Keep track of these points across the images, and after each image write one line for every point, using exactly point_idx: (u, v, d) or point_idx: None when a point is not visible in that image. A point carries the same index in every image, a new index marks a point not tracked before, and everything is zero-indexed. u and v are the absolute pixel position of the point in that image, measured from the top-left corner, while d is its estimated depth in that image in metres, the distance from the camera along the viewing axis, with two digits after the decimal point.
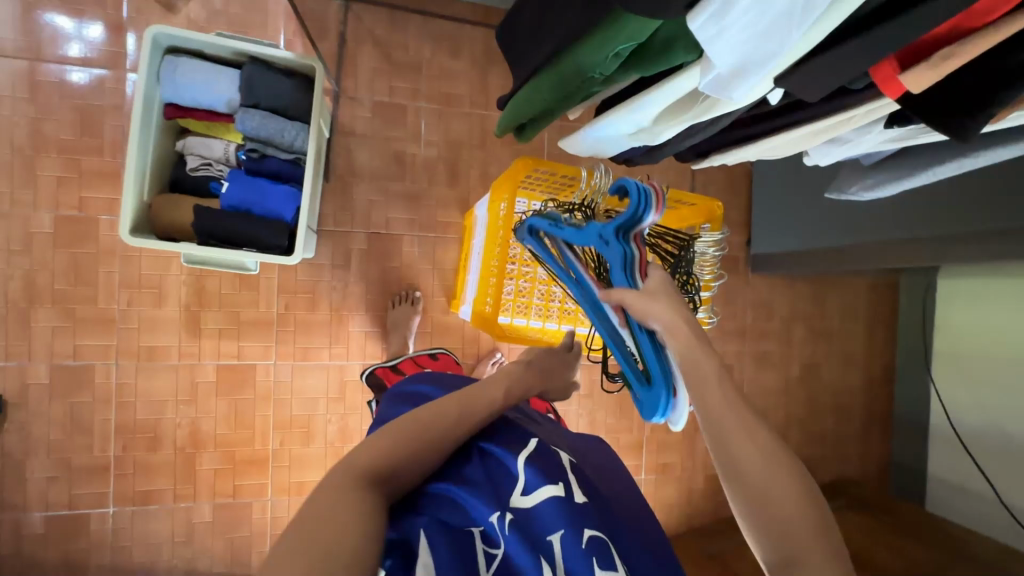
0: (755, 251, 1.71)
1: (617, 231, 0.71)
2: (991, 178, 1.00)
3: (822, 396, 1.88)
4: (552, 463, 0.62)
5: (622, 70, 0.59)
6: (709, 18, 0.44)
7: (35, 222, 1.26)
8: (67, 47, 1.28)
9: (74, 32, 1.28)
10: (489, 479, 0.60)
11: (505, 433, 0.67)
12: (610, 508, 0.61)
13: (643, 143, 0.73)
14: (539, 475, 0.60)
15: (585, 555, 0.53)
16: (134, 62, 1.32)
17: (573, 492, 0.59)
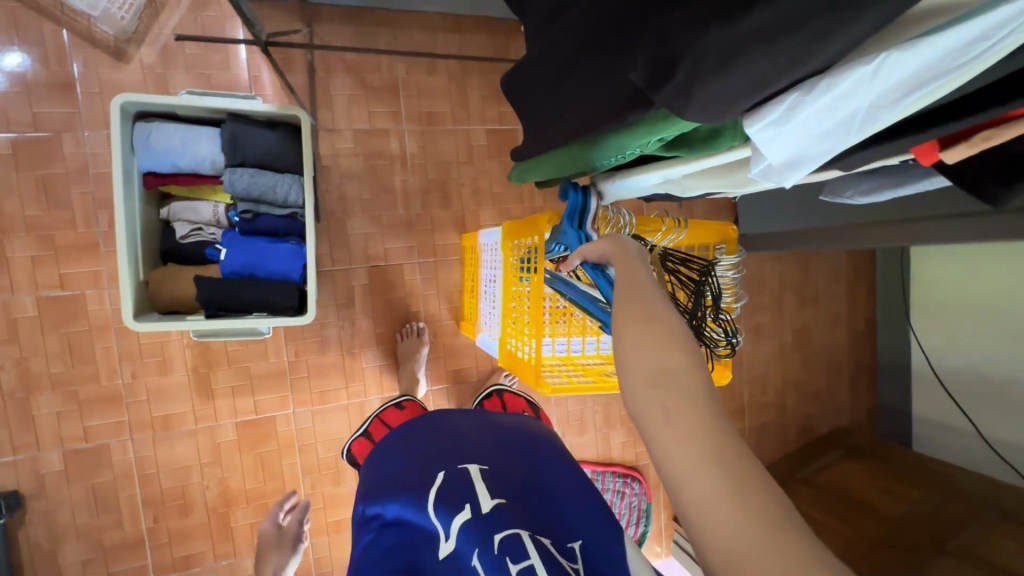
0: (743, 231, 1.77)
1: (569, 221, 0.80)
2: None
3: (813, 357, 1.99)
4: (451, 494, 0.69)
5: (663, 147, 0.59)
6: (769, 124, 0.45)
7: (16, 307, 1.19)
8: None
9: None
10: (400, 536, 0.67)
11: (407, 479, 0.73)
12: (525, 498, 0.70)
13: (672, 189, 0.74)
14: (448, 510, 0.67)
15: (500, 558, 0.63)
16: (91, 120, 1.22)
17: (479, 506, 0.67)
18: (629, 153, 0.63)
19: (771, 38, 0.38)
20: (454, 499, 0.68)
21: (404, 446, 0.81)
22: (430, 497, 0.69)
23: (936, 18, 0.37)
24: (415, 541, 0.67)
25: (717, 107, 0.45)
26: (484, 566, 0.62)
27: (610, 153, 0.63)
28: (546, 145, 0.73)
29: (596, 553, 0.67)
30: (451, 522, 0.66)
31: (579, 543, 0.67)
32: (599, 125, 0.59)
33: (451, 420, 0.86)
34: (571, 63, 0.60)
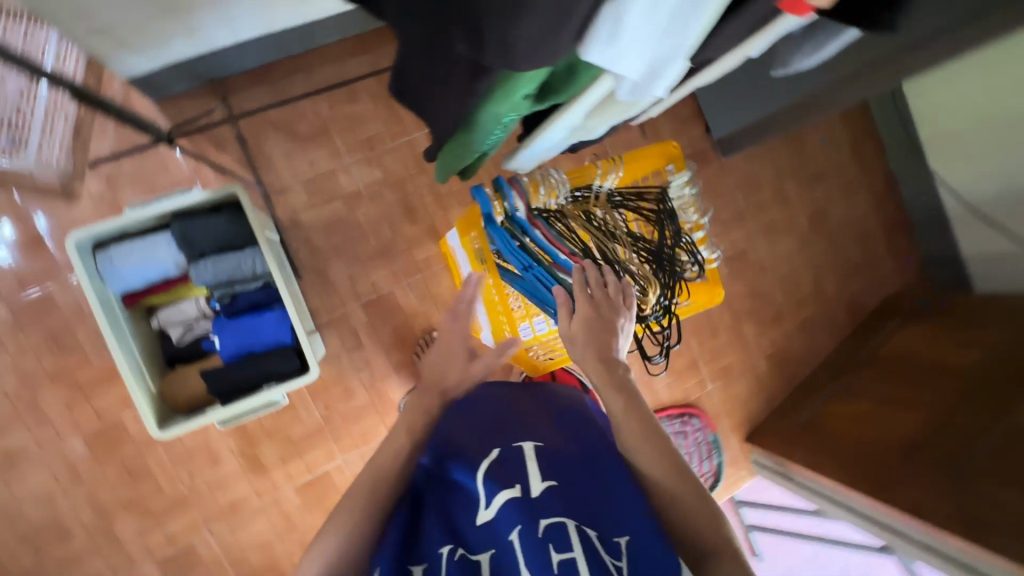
0: (719, 135, 1.68)
1: (490, 221, 0.82)
2: None
3: (839, 234, 1.88)
4: (502, 470, 0.74)
5: (534, 100, 0.56)
6: (605, 44, 0.42)
7: (69, 450, 1.28)
8: None
9: None
10: (449, 498, 0.75)
11: (471, 454, 0.79)
12: (573, 484, 0.71)
13: (581, 135, 0.71)
14: (495, 485, 0.72)
15: (543, 542, 0.64)
16: (68, 263, 1.29)
17: (528, 490, 0.70)
18: (510, 118, 0.60)
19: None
20: (503, 477, 0.73)
21: (472, 409, 0.88)
22: (481, 469, 0.76)
23: None
24: (459, 505, 0.72)
25: (543, 46, 0.42)
26: (521, 542, 0.65)
27: (493, 125, 0.61)
28: (441, 138, 0.70)
29: (644, 550, 0.64)
30: (494, 494, 0.71)
31: (623, 538, 0.65)
32: (465, 102, 0.56)
33: (513, 394, 0.91)
34: (421, 56, 0.58)
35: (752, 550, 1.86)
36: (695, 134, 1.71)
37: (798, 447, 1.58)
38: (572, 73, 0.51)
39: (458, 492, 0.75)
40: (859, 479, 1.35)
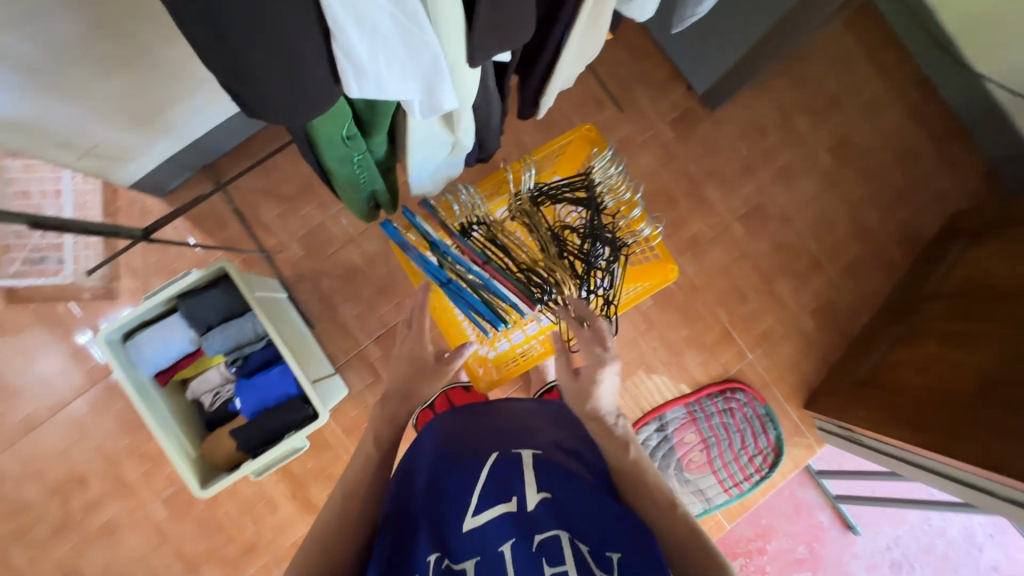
0: (702, 90, 1.55)
1: (410, 248, 0.81)
2: None
3: (873, 160, 1.66)
4: (496, 486, 0.75)
5: (365, 134, 0.57)
6: (359, 81, 0.43)
7: (153, 514, 1.46)
8: (42, 369, 1.47)
9: (42, 355, 1.46)
10: (437, 505, 0.74)
11: (468, 463, 0.81)
12: (566, 501, 0.73)
13: (461, 153, 0.70)
14: (491, 499, 0.73)
15: (538, 556, 0.65)
16: None
17: (523, 505, 0.72)
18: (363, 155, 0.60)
19: (254, 16, 0.34)
20: (498, 493, 0.74)
21: (464, 421, 0.92)
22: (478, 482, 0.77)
23: None
24: (448, 514, 0.72)
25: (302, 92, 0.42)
26: (512, 553, 0.65)
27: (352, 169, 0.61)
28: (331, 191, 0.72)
29: (634, 566, 0.64)
30: (487, 507, 0.72)
31: (616, 553, 0.66)
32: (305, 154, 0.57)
33: (526, 411, 0.95)
34: None
35: (844, 524, 1.68)
36: (678, 95, 1.60)
37: (861, 406, 1.41)
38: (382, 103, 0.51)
39: (447, 499, 0.74)
40: (920, 433, 1.20)
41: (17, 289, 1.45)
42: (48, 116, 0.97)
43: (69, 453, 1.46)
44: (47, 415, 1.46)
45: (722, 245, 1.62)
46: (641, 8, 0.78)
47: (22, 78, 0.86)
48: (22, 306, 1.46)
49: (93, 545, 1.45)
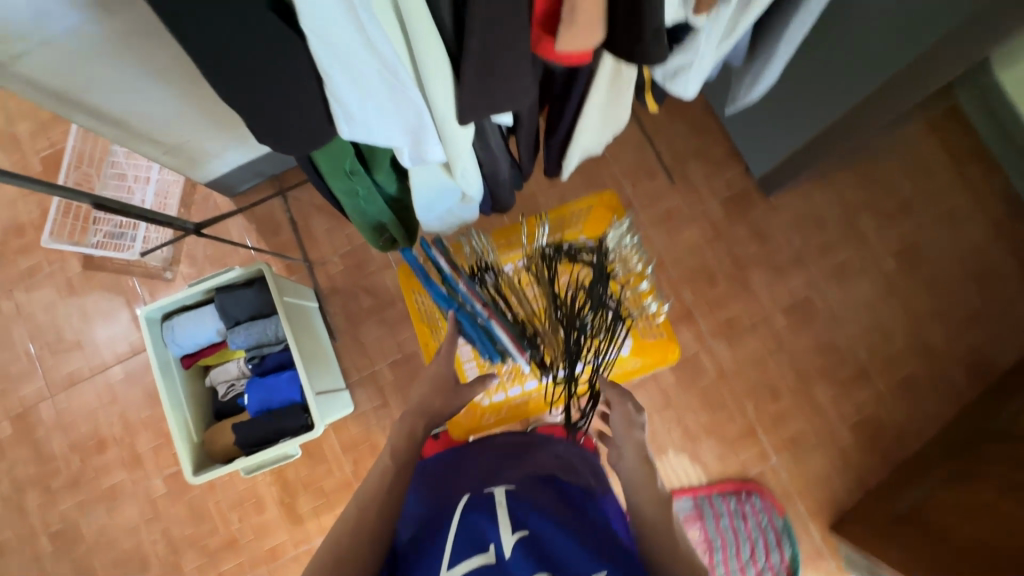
0: (758, 173, 1.51)
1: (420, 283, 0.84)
2: None
3: (945, 273, 1.53)
4: (466, 533, 0.62)
5: (369, 171, 0.62)
6: (348, 123, 0.48)
7: (152, 489, 1.53)
8: (95, 333, 1.61)
9: (98, 320, 1.61)
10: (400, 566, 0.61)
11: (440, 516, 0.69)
12: (547, 535, 0.61)
13: (473, 202, 0.74)
14: (461, 554, 0.59)
15: None
16: None
17: (500, 551, 0.58)
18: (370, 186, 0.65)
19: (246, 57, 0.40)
20: (468, 543, 0.60)
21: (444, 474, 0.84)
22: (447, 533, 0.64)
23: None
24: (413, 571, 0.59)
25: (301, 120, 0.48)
26: None
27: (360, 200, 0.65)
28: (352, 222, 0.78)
29: None
30: (457, 562, 0.58)
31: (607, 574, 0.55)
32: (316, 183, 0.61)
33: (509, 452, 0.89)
34: None
35: None
36: (734, 174, 1.57)
37: (894, 544, 1.24)
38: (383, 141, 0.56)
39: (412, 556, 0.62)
40: None
41: (93, 257, 1.62)
42: (147, 113, 1.10)
43: (97, 414, 1.57)
44: (89, 375, 1.59)
45: (759, 334, 1.53)
46: (689, 84, 0.67)
47: (134, 80, 1.01)
48: (94, 273, 1.62)
49: (95, 506, 1.54)
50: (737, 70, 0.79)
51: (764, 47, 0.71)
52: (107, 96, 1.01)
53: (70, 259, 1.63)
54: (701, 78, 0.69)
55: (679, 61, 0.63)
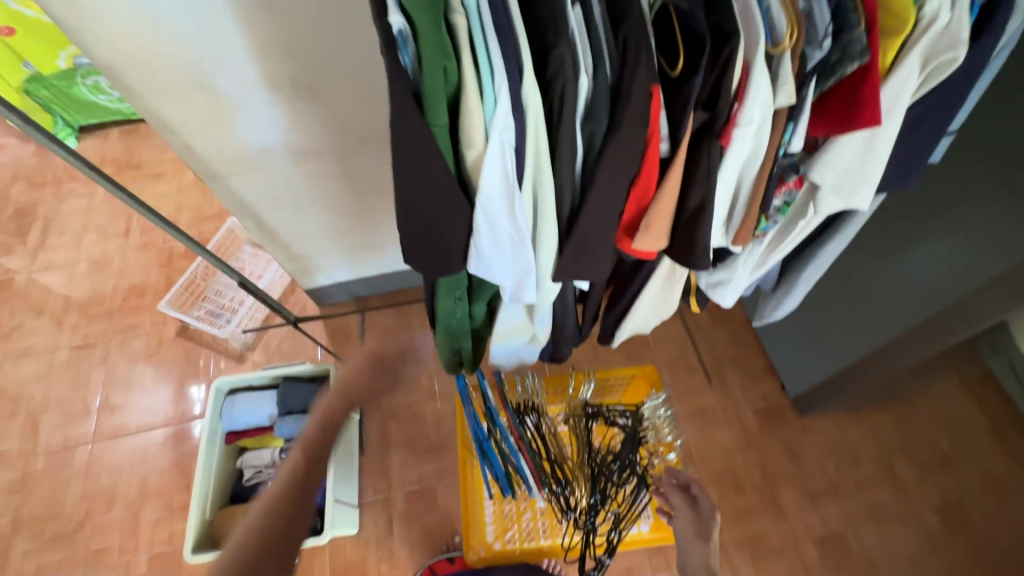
0: (795, 392, 1.60)
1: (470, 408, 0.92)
2: (945, 256, 0.99)
3: (993, 546, 1.44)
4: None
5: (470, 301, 0.78)
6: (476, 261, 0.60)
7: (134, 564, 1.51)
8: (156, 393, 1.76)
9: (165, 381, 1.78)
10: None
11: None
12: None
13: (539, 345, 0.87)
14: None
15: None
16: (200, 408, 1.74)
17: None
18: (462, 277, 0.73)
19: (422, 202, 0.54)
20: None
21: None
22: None
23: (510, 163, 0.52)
24: None
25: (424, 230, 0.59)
26: None
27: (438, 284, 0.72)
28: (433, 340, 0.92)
29: None
30: None
31: None
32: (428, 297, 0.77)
33: None
34: None
35: None
36: (770, 389, 1.66)
37: None
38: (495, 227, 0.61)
39: None
40: None
41: (188, 328, 1.86)
42: (296, 225, 1.42)
43: (124, 470, 1.65)
44: (134, 431, 1.71)
45: (784, 561, 1.44)
46: (726, 295, 0.84)
47: (299, 200, 1.34)
48: (183, 341, 1.84)
49: (75, 566, 1.53)
50: (765, 292, 0.95)
51: (787, 282, 0.88)
52: (272, 209, 1.34)
53: (170, 324, 1.87)
54: (737, 294, 0.85)
55: (719, 275, 0.82)
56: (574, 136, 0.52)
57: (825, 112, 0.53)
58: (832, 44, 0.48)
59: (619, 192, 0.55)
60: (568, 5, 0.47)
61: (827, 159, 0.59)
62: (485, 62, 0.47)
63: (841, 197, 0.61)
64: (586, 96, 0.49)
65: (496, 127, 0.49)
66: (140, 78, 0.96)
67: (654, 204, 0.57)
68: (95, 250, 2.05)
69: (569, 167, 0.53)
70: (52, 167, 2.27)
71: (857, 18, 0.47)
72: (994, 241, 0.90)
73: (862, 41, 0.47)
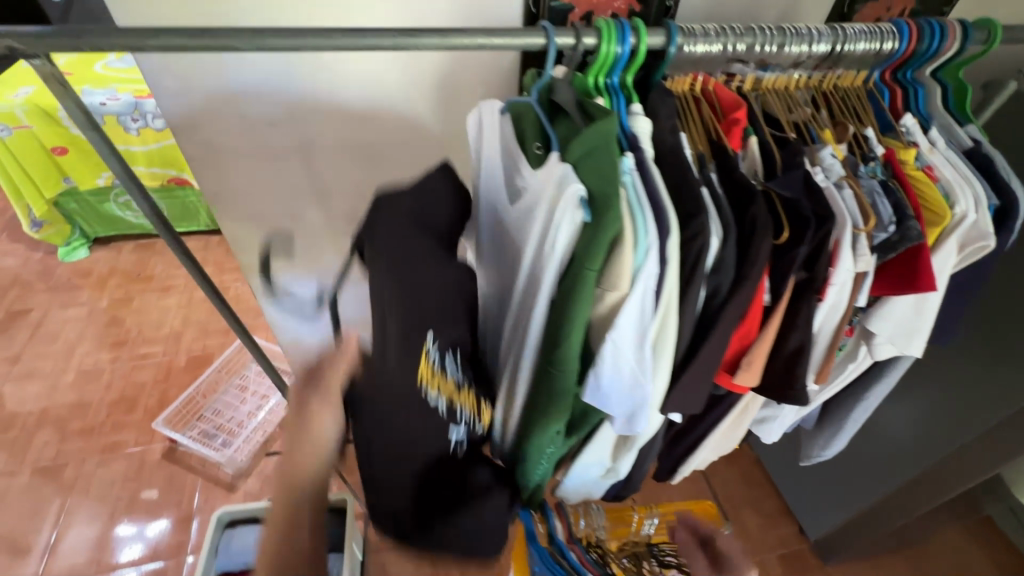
0: (816, 536, 1.58)
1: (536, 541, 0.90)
2: (950, 401, 1.11)
3: None
4: None
5: (565, 434, 0.82)
6: (591, 388, 0.69)
7: None
8: (126, 526, 1.57)
9: (137, 513, 1.59)
10: None
11: None
12: None
13: (613, 479, 0.91)
14: None
15: None
16: (175, 546, 1.54)
17: None
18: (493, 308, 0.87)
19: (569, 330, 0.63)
20: None
21: None
22: None
23: (650, 308, 0.62)
24: None
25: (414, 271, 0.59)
26: None
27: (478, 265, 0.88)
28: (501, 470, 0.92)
29: None
30: None
31: None
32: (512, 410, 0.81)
33: None
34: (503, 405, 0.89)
35: None
36: (788, 531, 1.64)
37: None
38: (575, 270, 0.60)
39: None
40: None
41: (176, 450, 1.72)
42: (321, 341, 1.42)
43: None
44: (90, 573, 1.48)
45: None
46: (772, 433, 0.93)
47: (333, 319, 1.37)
48: (167, 465, 1.69)
49: None
50: (809, 432, 1.04)
51: (832, 423, 0.98)
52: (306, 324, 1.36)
53: (156, 446, 1.73)
54: (781, 431, 0.93)
55: (766, 412, 0.91)
56: (700, 285, 0.63)
57: (886, 277, 0.67)
58: (894, 229, 0.63)
59: (730, 332, 0.66)
60: (699, 185, 0.61)
61: (882, 313, 0.72)
62: (641, 227, 0.58)
63: (897, 344, 0.73)
64: (715, 254, 0.61)
65: (644, 274, 0.59)
66: (237, 205, 1.06)
67: (754, 345, 0.69)
68: (86, 362, 1.95)
69: (692, 309, 0.64)
70: (56, 275, 2.24)
71: (910, 213, 0.62)
72: (990, 393, 1.02)
73: (919, 228, 0.62)
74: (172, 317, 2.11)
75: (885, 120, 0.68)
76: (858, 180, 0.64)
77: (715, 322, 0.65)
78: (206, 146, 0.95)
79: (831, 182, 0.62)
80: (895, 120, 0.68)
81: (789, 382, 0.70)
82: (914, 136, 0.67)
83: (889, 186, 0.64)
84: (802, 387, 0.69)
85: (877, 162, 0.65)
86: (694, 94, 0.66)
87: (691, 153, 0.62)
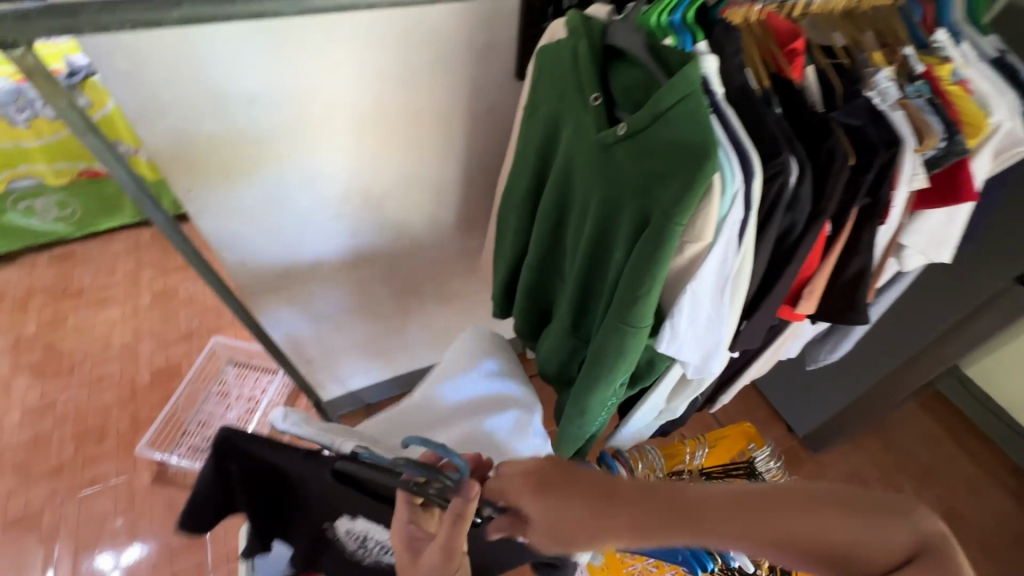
0: (804, 432, 1.73)
1: None
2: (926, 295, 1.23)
3: (992, 536, 1.62)
4: None
5: (628, 385, 0.83)
6: (668, 341, 0.67)
7: None
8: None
9: (113, 564, 1.43)
10: None
11: None
12: None
13: (665, 418, 0.96)
14: None
15: None
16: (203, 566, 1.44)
17: None
18: (526, 232, 0.88)
19: (648, 289, 0.61)
20: None
21: None
22: None
23: (736, 254, 0.60)
24: None
25: (261, 446, 0.65)
26: None
27: (504, 194, 0.90)
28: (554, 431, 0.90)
29: None
30: None
31: None
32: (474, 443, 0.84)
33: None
34: (563, 367, 0.89)
35: None
36: (779, 433, 1.78)
37: None
38: (656, 227, 0.57)
39: None
40: None
41: (167, 471, 1.59)
42: (317, 334, 1.34)
43: None
44: None
45: None
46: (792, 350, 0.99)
47: (329, 310, 1.29)
48: (161, 488, 1.56)
49: None
50: (815, 341, 1.11)
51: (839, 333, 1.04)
52: (299, 321, 1.27)
53: (143, 472, 1.59)
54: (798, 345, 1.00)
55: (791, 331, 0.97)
56: (778, 226, 0.62)
57: (925, 194, 0.70)
58: (943, 143, 0.64)
59: (801, 265, 0.67)
60: (773, 121, 0.59)
61: (916, 227, 0.74)
62: (728, 171, 0.55)
63: (927, 254, 0.77)
64: (794, 191, 0.60)
65: (730, 223, 0.57)
66: (217, 202, 0.93)
67: (816, 275, 0.71)
68: (30, 397, 1.72)
69: (768, 251, 0.64)
70: None
71: (956, 127, 0.64)
72: (962, 282, 1.14)
73: (964, 144, 0.64)
74: (120, 331, 1.89)
75: (920, 36, 0.70)
76: (907, 99, 0.65)
77: (789, 259, 0.66)
78: (174, 137, 0.81)
79: (887, 105, 0.63)
80: (929, 36, 0.70)
81: (848, 303, 0.74)
82: (948, 51, 0.69)
83: (935, 103, 0.65)
84: (860, 307, 0.73)
85: (921, 82, 0.66)
86: (750, 28, 0.66)
87: (756, 88, 0.61)
